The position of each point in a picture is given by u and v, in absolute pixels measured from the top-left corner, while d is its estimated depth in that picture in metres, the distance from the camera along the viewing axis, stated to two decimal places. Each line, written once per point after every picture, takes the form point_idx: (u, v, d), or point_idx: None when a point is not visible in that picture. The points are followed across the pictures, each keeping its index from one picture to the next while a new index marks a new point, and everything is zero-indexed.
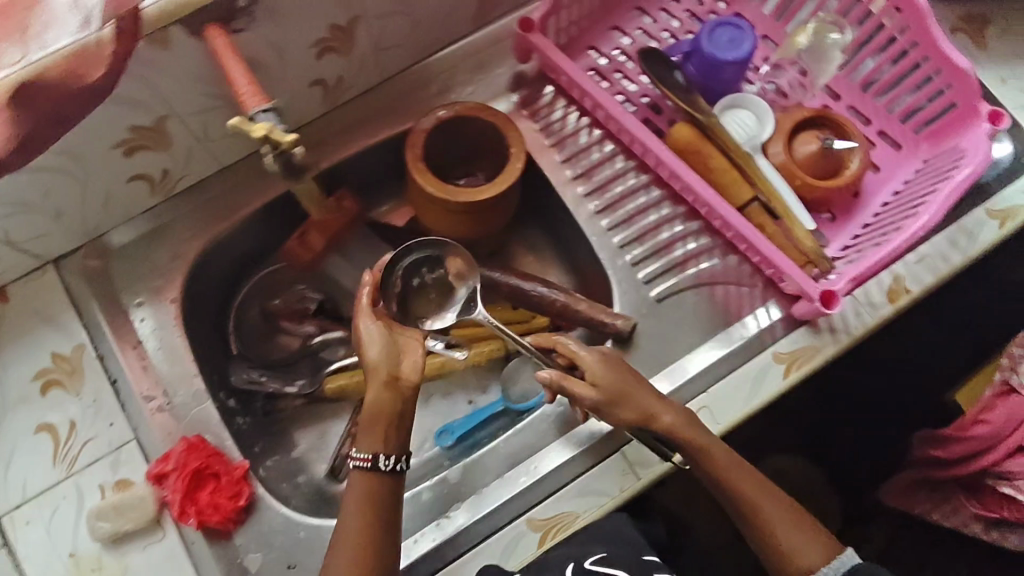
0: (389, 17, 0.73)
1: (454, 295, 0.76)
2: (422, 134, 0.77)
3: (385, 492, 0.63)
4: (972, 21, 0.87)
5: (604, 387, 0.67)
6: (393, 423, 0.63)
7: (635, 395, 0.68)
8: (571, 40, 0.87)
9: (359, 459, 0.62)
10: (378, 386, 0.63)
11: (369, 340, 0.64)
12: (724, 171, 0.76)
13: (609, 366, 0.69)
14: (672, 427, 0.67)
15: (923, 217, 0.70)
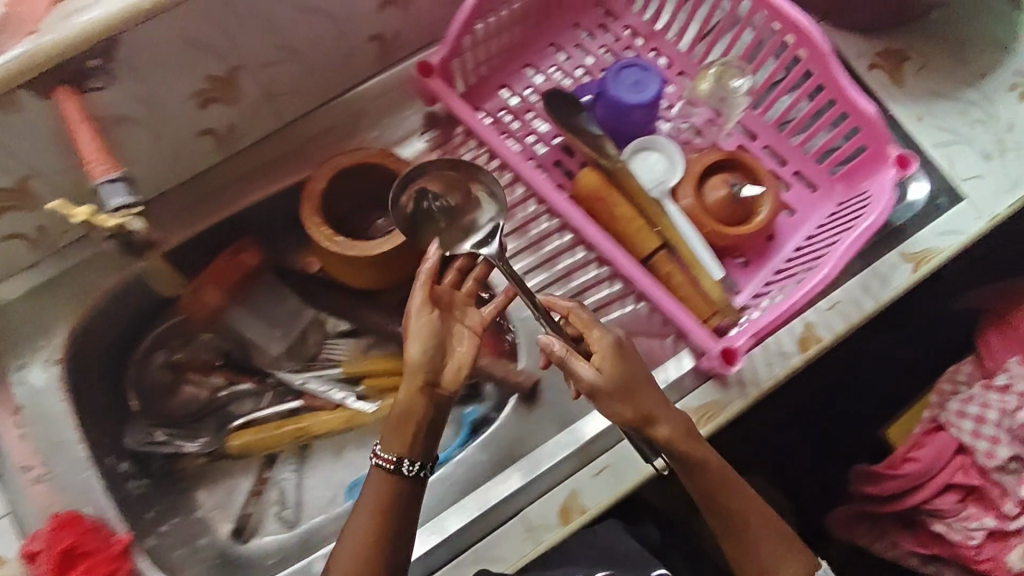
0: (277, 65, 0.70)
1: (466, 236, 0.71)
2: (317, 183, 0.74)
3: (402, 503, 0.59)
4: (890, 57, 0.85)
5: (609, 374, 0.61)
6: (419, 423, 0.60)
7: (639, 391, 0.61)
8: (482, 79, 0.84)
9: (381, 458, 0.59)
10: (416, 387, 0.60)
11: (413, 332, 0.60)
12: (628, 220, 0.74)
13: (620, 353, 0.62)
14: (664, 435, 0.62)
15: (824, 271, 0.70)
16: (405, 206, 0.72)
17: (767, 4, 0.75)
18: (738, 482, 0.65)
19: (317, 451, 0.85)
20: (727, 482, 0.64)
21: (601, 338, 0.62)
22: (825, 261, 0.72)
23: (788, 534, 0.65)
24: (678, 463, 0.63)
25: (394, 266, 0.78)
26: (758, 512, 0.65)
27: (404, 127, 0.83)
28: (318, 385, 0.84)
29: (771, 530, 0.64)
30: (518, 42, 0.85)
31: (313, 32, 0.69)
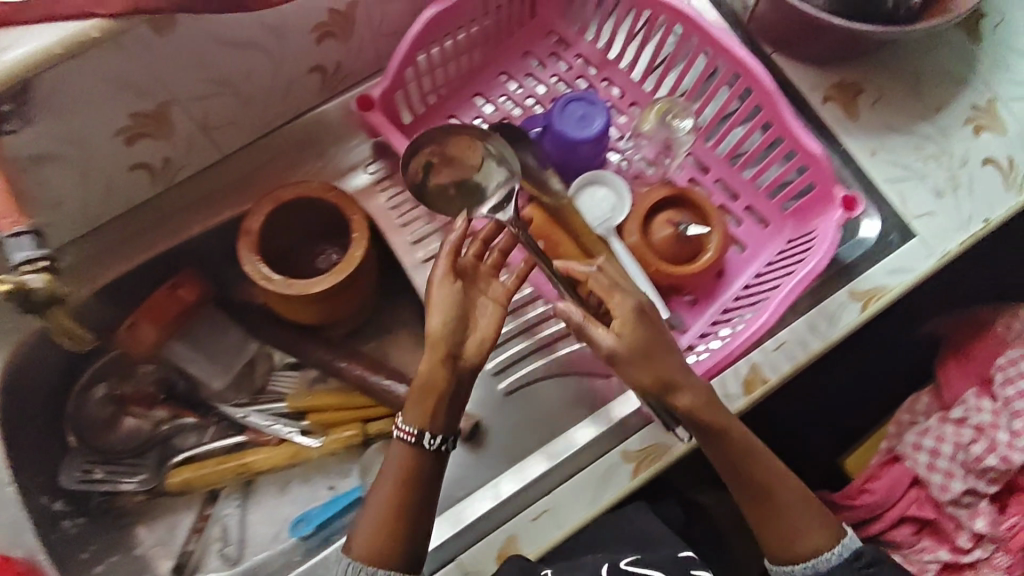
0: (211, 98, 0.68)
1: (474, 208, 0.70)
2: (255, 219, 0.72)
3: (424, 475, 0.60)
4: (846, 90, 0.84)
5: (629, 342, 0.59)
6: (440, 398, 0.60)
7: (660, 359, 0.60)
8: (430, 109, 0.82)
9: (404, 433, 0.60)
10: (435, 359, 0.59)
11: (434, 304, 0.60)
12: (574, 257, 0.72)
13: (643, 319, 0.60)
14: (684, 403, 0.61)
15: (762, 319, 0.70)
16: (416, 178, 0.73)
17: (714, 41, 0.74)
18: (756, 447, 0.65)
19: (261, 486, 0.84)
20: (754, 452, 0.65)
21: (622, 304, 0.59)
22: (764, 305, 0.72)
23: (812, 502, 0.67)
24: (699, 430, 0.63)
25: (339, 302, 0.77)
26: (783, 481, 0.66)
27: (351, 158, 0.81)
28: (261, 419, 0.83)
29: (796, 499, 0.66)
30: (466, 73, 0.84)
31: (249, 67, 0.67)
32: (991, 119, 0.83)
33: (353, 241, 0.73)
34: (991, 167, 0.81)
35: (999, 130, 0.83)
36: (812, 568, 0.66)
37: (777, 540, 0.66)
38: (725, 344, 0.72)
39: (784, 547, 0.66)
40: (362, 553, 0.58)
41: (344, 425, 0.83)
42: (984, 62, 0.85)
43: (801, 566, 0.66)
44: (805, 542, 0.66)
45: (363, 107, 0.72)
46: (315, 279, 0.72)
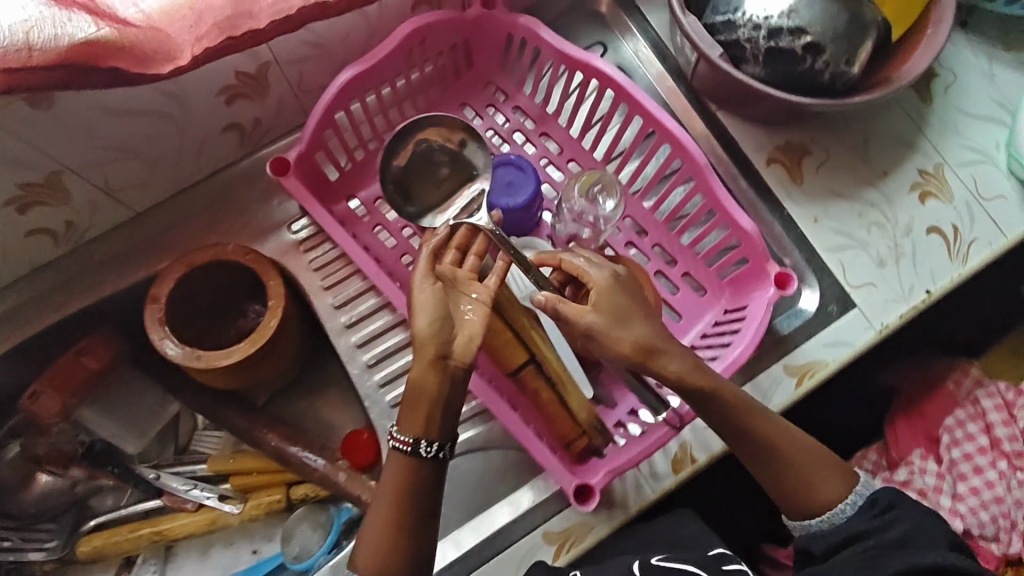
0: (109, 162, 0.64)
1: (463, 189, 0.69)
2: (164, 286, 0.69)
3: (420, 483, 0.56)
4: (790, 151, 0.81)
5: (606, 311, 0.57)
6: (434, 402, 0.55)
7: (639, 328, 0.58)
8: (359, 165, 0.78)
9: (398, 442, 0.56)
10: (426, 361, 0.54)
11: (417, 305, 0.55)
12: (497, 333, 0.68)
13: (619, 288, 0.59)
14: (673, 373, 0.58)
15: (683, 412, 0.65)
16: (394, 167, 0.70)
17: (643, 109, 0.72)
18: (756, 408, 0.61)
19: (181, 550, 0.81)
20: (751, 412, 0.60)
21: (599, 275, 0.59)
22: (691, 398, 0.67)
23: (822, 450, 0.62)
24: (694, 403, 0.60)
25: (257, 369, 0.73)
26: (788, 436, 0.61)
27: (274, 214, 0.77)
28: (179, 484, 0.80)
29: (805, 452, 0.61)
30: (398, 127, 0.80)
31: (151, 132, 0.64)
32: (938, 185, 0.81)
33: (268, 311, 0.70)
34: (936, 235, 0.79)
35: (946, 197, 0.80)
36: (830, 520, 0.60)
37: (792, 497, 0.61)
38: (649, 433, 0.67)
39: (799, 503, 0.61)
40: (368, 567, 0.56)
41: (266, 491, 0.79)
42: (932, 125, 0.83)
43: (817, 520, 0.61)
44: (820, 494, 0.61)
45: (278, 171, 0.69)
46: (224, 352, 0.68)
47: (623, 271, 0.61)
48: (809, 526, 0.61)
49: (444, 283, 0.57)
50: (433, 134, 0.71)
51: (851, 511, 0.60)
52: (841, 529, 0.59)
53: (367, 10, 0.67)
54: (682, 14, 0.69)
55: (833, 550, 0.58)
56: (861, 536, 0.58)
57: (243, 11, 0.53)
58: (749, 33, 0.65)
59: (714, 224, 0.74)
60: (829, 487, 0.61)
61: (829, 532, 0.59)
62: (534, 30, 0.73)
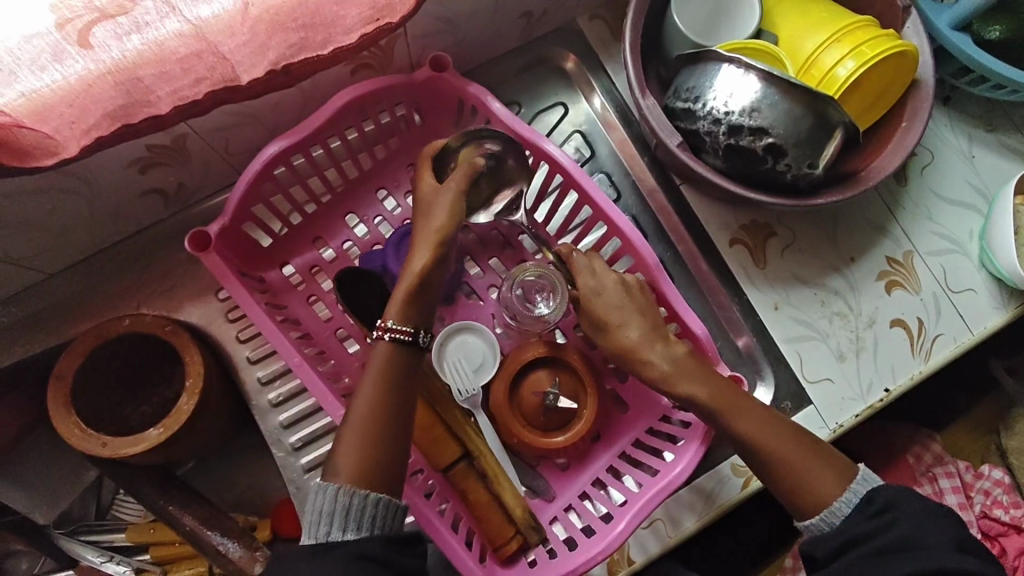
0: (6, 236, 0.60)
1: (498, 197, 0.71)
2: (69, 365, 0.64)
3: (401, 372, 0.56)
4: (755, 231, 0.77)
5: (600, 316, 0.65)
6: (425, 297, 0.59)
7: (623, 326, 0.64)
8: (295, 230, 0.74)
9: (397, 331, 0.56)
10: (435, 254, 0.59)
11: (444, 203, 0.61)
12: (427, 428, 0.65)
13: (612, 291, 0.65)
14: (653, 377, 0.62)
15: (618, 527, 0.62)
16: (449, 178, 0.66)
17: (593, 200, 0.68)
18: (738, 398, 0.61)
19: None
20: (732, 396, 0.61)
21: (599, 280, 0.65)
22: (625, 510, 0.63)
23: (816, 444, 0.59)
24: (688, 403, 0.61)
25: (178, 450, 0.68)
26: (772, 428, 0.59)
27: (203, 277, 0.72)
28: (93, 555, 0.75)
29: (799, 445, 0.59)
30: (340, 190, 0.75)
31: (55, 204, 0.59)
32: (905, 274, 0.77)
33: (185, 392, 0.65)
34: (899, 328, 0.76)
35: (913, 287, 0.77)
36: (826, 521, 0.56)
37: (791, 494, 0.58)
38: (580, 546, 0.63)
39: (797, 501, 0.58)
40: (349, 473, 0.51)
41: (190, 560, 0.75)
42: (905, 210, 0.78)
43: (815, 520, 0.57)
44: (818, 489, 0.57)
45: (198, 247, 0.64)
46: (135, 439, 0.63)
47: (632, 278, 0.66)
48: (811, 527, 0.57)
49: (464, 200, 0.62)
50: (510, 159, 0.67)
51: (846, 512, 0.56)
52: (838, 532, 0.55)
53: (301, 85, 0.64)
54: (640, 97, 0.66)
55: (836, 554, 0.54)
56: (856, 543, 0.54)
57: (138, 101, 0.49)
58: (708, 126, 0.63)
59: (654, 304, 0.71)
60: (827, 483, 0.57)
61: (828, 536, 0.56)
62: (483, 101, 0.68)
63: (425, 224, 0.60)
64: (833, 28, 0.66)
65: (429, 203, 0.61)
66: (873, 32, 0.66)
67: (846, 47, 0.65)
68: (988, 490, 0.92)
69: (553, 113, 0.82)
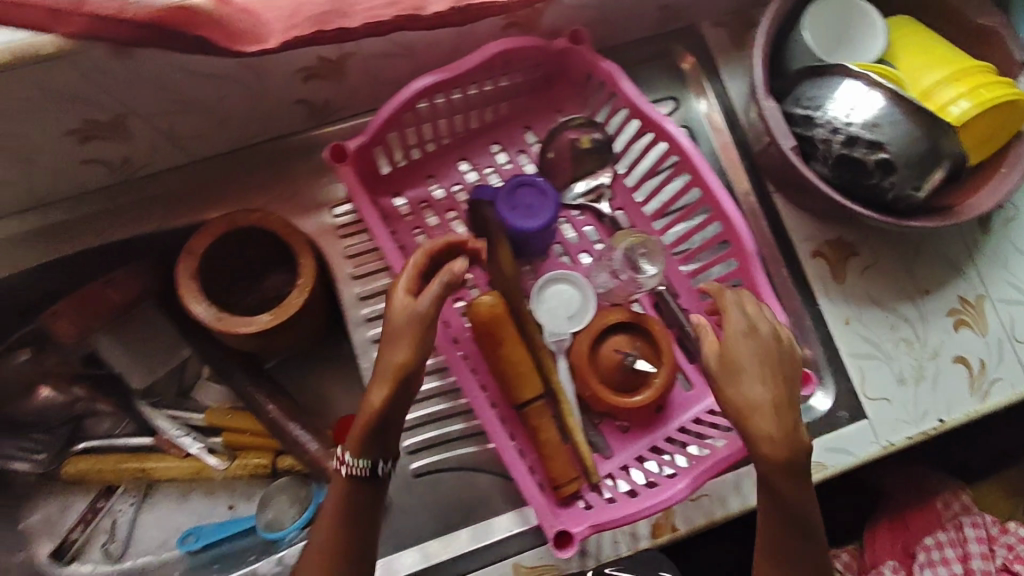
0: (175, 115, 0.67)
1: (593, 173, 0.80)
2: (202, 241, 0.71)
3: (357, 501, 0.58)
4: (838, 248, 0.82)
5: (730, 359, 0.58)
6: (385, 428, 0.57)
7: (749, 379, 0.57)
8: (413, 165, 0.80)
9: (352, 468, 0.57)
10: (390, 394, 0.56)
11: (403, 336, 0.57)
12: (515, 360, 0.71)
13: (765, 340, 0.58)
14: (765, 451, 0.56)
15: (680, 484, 0.65)
16: (562, 139, 0.78)
17: (704, 183, 0.72)
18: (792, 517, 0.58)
19: (160, 493, 0.83)
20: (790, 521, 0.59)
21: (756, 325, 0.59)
22: (687, 471, 0.67)
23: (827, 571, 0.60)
24: (767, 489, 0.58)
25: (276, 342, 0.74)
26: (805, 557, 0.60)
27: (323, 191, 0.79)
28: (171, 427, 0.81)
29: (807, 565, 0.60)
30: (461, 136, 0.81)
31: (222, 94, 0.66)
32: (975, 316, 0.80)
33: (297, 288, 0.71)
34: (960, 365, 0.79)
35: (980, 330, 0.80)
36: None
37: None
38: (643, 496, 0.66)
39: None
40: None
41: (258, 450, 0.81)
42: (985, 256, 0.82)
43: None
44: None
45: (335, 159, 0.72)
46: (246, 320, 0.69)
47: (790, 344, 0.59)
48: None
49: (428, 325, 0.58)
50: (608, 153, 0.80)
51: None
52: None
53: (461, 28, 0.70)
54: (764, 98, 0.71)
55: None
56: None
57: (337, 10, 0.55)
58: (825, 134, 0.68)
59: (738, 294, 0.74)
60: None
61: None
62: (614, 78, 0.74)
63: (386, 357, 0.57)
64: (952, 68, 0.71)
65: (395, 329, 0.57)
66: (990, 77, 0.70)
67: (963, 87, 0.69)
68: (1011, 545, 0.89)
69: (664, 106, 0.87)
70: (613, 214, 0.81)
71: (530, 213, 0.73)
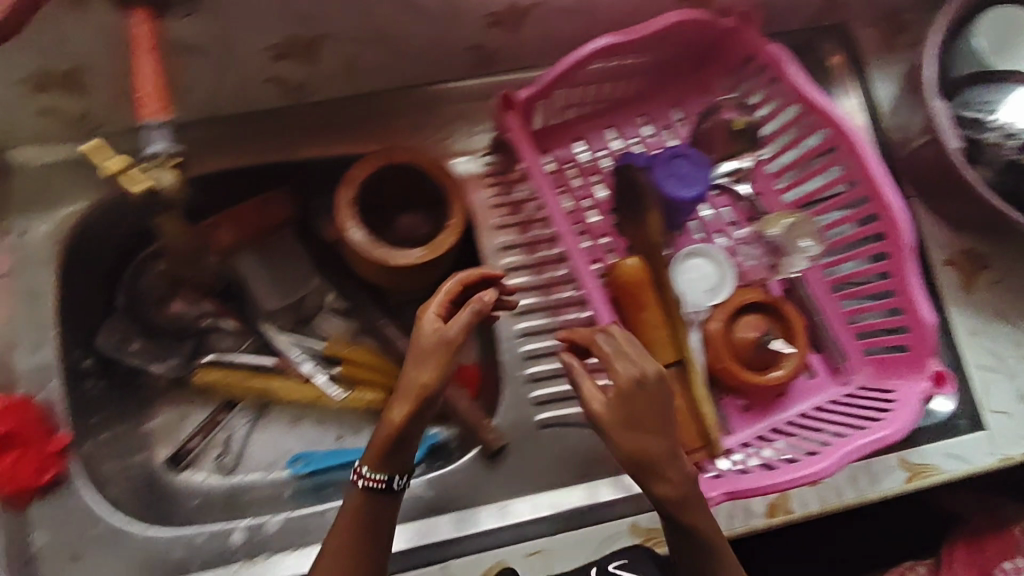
0: (361, 44, 0.70)
1: (739, 155, 0.81)
2: (364, 169, 0.73)
3: (379, 514, 0.55)
4: (970, 260, 0.82)
5: (622, 409, 0.51)
6: (406, 448, 0.54)
7: (646, 430, 0.50)
8: (561, 126, 0.81)
9: (369, 480, 0.54)
10: (412, 412, 0.52)
11: (427, 359, 0.53)
12: (654, 325, 0.72)
13: (653, 384, 0.51)
14: (659, 492, 0.51)
15: (818, 465, 0.64)
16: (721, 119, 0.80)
17: (865, 171, 0.71)
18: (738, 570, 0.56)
19: (275, 414, 0.84)
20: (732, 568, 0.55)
21: (641, 366, 0.52)
22: (824, 454, 0.66)
23: None
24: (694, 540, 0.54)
25: (418, 278, 0.77)
26: None
27: (474, 140, 0.81)
28: (296, 353, 0.83)
29: None
30: (611, 103, 0.83)
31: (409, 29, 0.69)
32: None
33: (449, 228, 0.73)
34: None
35: None
36: None
37: None
38: (778, 470, 0.66)
39: None
40: None
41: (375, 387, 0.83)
42: None
43: None
44: None
45: (504, 106, 0.73)
46: (403, 252, 0.72)
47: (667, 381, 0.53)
48: None
49: (453, 352, 0.53)
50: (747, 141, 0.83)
51: None
52: None
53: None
54: (933, 98, 0.73)
55: None
56: None
57: None
58: (997, 138, 0.71)
59: (878, 287, 0.74)
60: None
61: None
62: (780, 61, 0.74)
63: (411, 375, 0.53)
64: None
65: (422, 350, 0.53)
66: None
67: None
68: None
69: None
70: (752, 197, 0.82)
71: (684, 181, 0.75)
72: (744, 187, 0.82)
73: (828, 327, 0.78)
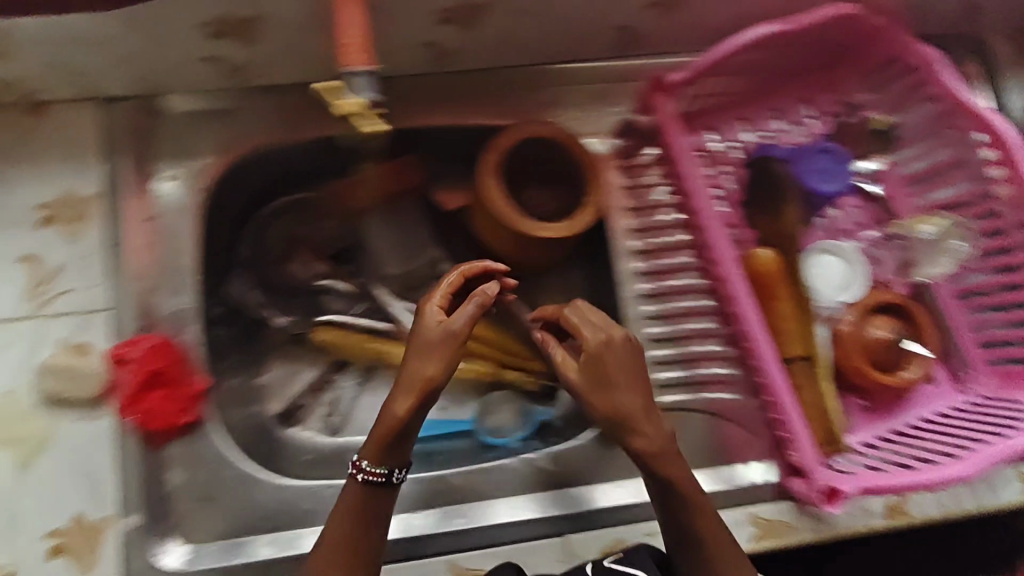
0: (522, 16, 0.70)
1: (869, 156, 0.83)
2: (511, 138, 0.73)
3: (378, 504, 0.57)
4: None
5: (591, 372, 0.55)
6: (407, 437, 0.56)
7: (612, 389, 0.54)
8: (696, 112, 0.79)
9: (369, 474, 0.56)
10: (416, 404, 0.55)
11: (433, 351, 0.56)
12: (786, 317, 0.72)
13: (619, 345, 0.55)
14: (637, 446, 0.54)
15: (957, 468, 0.65)
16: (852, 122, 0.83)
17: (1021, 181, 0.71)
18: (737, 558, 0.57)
19: (381, 378, 0.83)
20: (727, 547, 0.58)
21: (603, 331, 0.56)
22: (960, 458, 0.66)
23: None
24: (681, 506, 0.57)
25: (548, 252, 0.77)
26: None
27: (608, 121, 0.81)
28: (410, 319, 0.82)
29: None
30: (748, 94, 0.81)
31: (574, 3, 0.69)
32: None
33: (586, 207, 0.73)
34: None
35: None
36: None
37: None
38: (912, 470, 0.66)
39: None
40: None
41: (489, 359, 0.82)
42: None
43: None
44: None
45: (655, 88, 0.75)
46: (545, 224, 0.72)
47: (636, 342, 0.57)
48: None
49: (457, 342, 0.56)
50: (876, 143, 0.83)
51: None
52: None
53: None
54: None
55: None
56: None
57: None
58: None
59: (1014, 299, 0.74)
60: None
61: None
62: (929, 62, 0.75)
63: (415, 367, 0.56)
64: None
65: (423, 344, 0.56)
66: None
67: None
68: None
69: None
70: (881, 198, 0.82)
71: (822, 173, 0.79)
72: (873, 188, 0.82)
73: (954, 335, 0.78)
